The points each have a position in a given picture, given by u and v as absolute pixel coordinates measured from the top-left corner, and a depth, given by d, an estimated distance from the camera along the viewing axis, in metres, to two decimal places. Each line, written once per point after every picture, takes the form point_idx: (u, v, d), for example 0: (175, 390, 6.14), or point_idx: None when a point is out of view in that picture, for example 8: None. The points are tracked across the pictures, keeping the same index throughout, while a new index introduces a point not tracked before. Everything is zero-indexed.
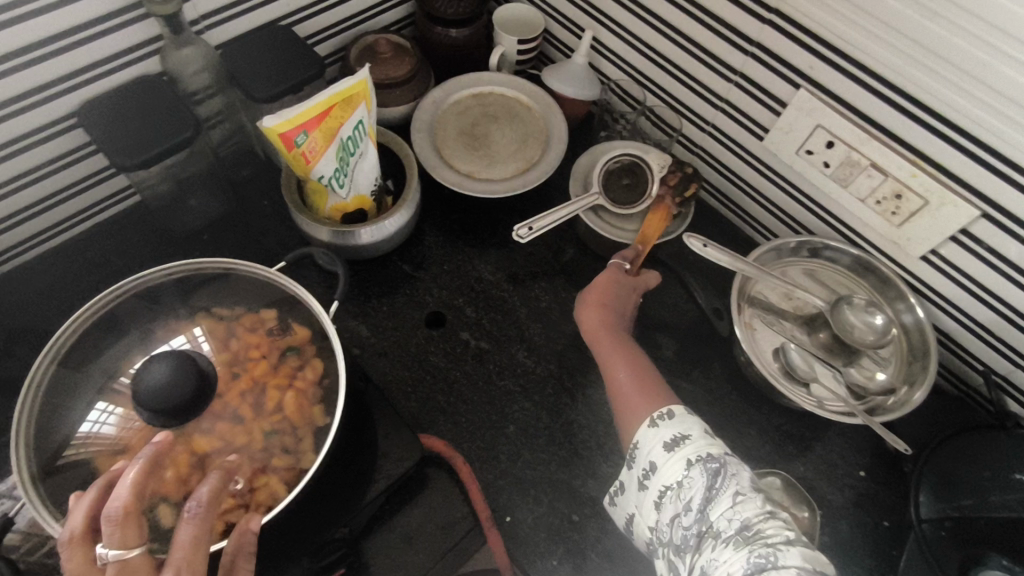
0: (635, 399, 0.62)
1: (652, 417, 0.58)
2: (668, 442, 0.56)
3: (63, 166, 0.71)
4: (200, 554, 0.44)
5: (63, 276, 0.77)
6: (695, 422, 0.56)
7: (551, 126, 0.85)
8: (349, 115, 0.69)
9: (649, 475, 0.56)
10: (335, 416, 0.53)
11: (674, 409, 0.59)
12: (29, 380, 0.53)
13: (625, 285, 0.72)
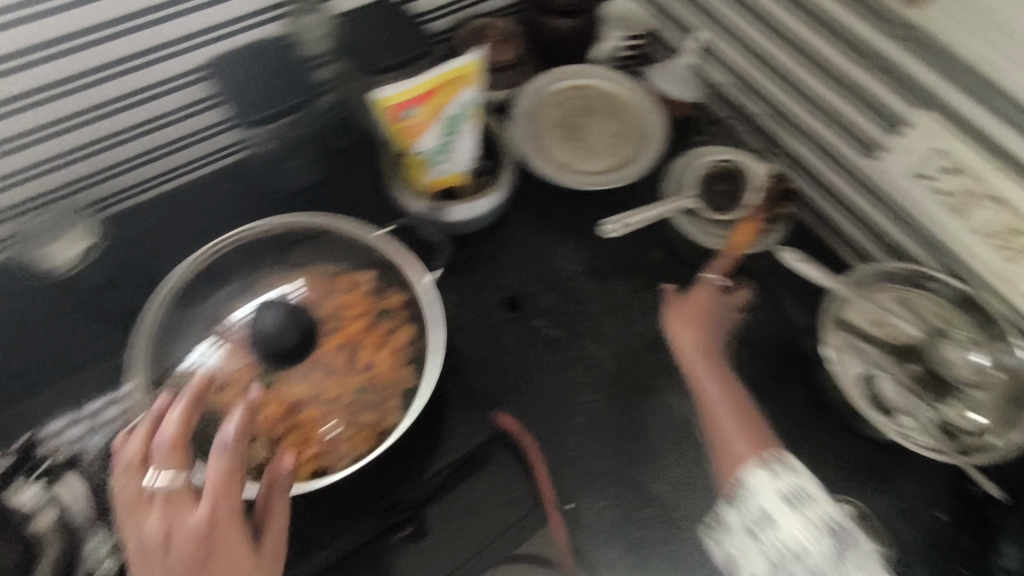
0: (743, 439, 0.60)
1: (769, 466, 0.57)
2: (786, 496, 0.55)
3: (182, 117, 0.75)
4: (231, 484, 0.47)
5: (167, 220, 0.78)
6: (812, 480, 0.56)
7: (651, 125, 0.84)
8: (458, 93, 0.70)
9: (762, 527, 0.55)
10: (428, 379, 0.56)
11: (790, 459, 0.57)
12: (147, 313, 0.58)
13: (718, 301, 0.71)
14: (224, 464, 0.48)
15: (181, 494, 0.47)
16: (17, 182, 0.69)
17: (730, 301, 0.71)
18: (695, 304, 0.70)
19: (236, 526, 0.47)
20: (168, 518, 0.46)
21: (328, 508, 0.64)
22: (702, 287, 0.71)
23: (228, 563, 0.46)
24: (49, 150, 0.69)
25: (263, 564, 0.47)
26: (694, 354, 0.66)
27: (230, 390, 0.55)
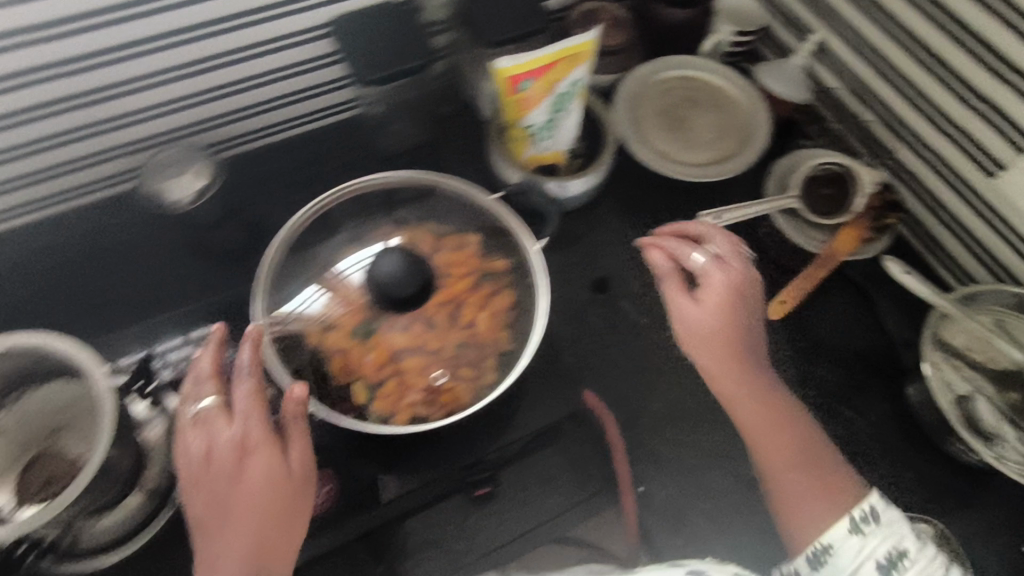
0: (823, 490, 0.56)
1: (855, 522, 0.55)
2: (883, 561, 0.53)
3: (302, 71, 0.77)
4: (260, 406, 0.52)
5: (279, 169, 0.83)
6: (907, 534, 0.54)
7: (756, 122, 0.83)
8: (572, 71, 0.71)
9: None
10: (532, 342, 0.58)
11: (874, 505, 0.56)
12: (266, 258, 0.59)
13: (736, 303, 0.60)
14: (250, 386, 0.53)
15: (221, 416, 0.52)
16: (144, 118, 0.71)
17: (750, 290, 0.61)
18: (723, 324, 0.59)
19: (267, 442, 0.52)
20: (210, 437, 0.52)
21: (392, 453, 0.63)
22: (718, 294, 0.60)
23: (264, 474, 0.51)
24: (176, 92, 0.71)
25: (295, 470, 0.52)
26: (742, 380, 0.60)
27: (341, 332, 0.57)
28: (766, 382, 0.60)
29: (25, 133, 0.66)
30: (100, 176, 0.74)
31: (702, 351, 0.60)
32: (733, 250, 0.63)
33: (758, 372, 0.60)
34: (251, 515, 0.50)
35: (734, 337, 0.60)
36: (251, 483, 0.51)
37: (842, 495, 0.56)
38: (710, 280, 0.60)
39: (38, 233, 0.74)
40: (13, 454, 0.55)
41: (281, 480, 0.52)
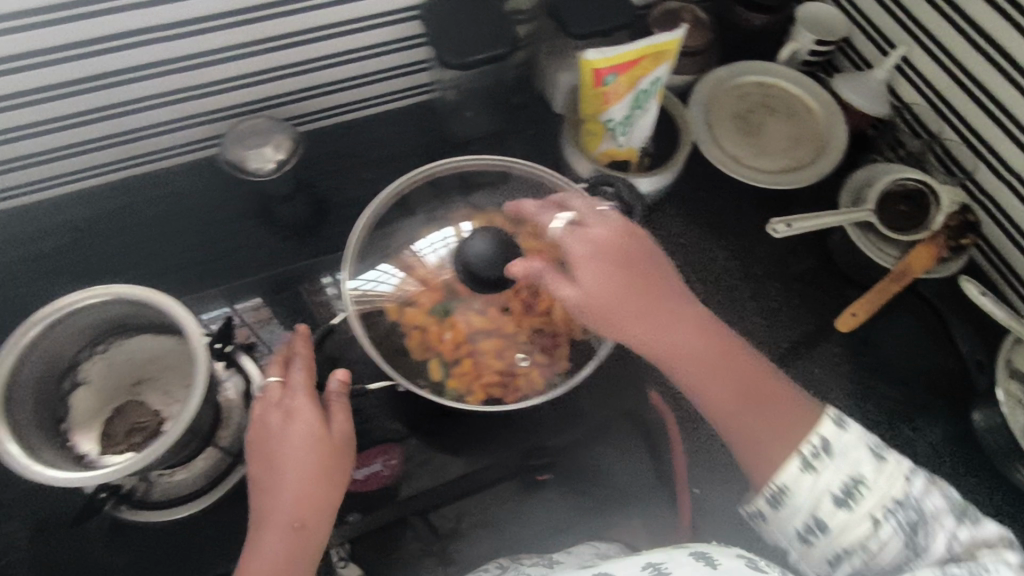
0: (777, 433, 0.52)
1: (806, 459, 0.50)
2: (839, 493, 0.49)
3: (383, 52, 0.78)
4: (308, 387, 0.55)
5: (352, 147, 0.84)
6: (856, 459, 0.50)
7: (830, 133, 0.83)
8: (655, 69, 0.71)
9: (816, 531, 0.50)
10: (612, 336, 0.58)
11: (826, 437, 0.51)
12: (352, 235, 0.59)
13: (614, 256, 0.55)
14: (301, 366, 0.56)
15: (277, 393, 0.56)
16: (228, 88, 0.73)
17: (630, 240, 0.56)
18: (607, 289, 0.54)
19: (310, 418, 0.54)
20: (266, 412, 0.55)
21: (459, 428, 0.62)
22: (593, 263, 0.54)
23: (303, 442, 0.53)
24: (261, 64, 0.72)
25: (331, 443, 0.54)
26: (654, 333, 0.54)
27: (422, 309, 0.58)
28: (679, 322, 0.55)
29: (114, 94, 0.67)
30: (182, 143, 0.76)
31: (607, 320, 0.55)
32: (594, 211, 0.58)
33: (660, 317, 0.55)
34: (291, 480, 0.52)
35: (627, 290, 0.54)
36: (289, 452, 0.53)
37: (794, 430, 0.52)
38: (585, 250, 0.55)
39: (126, 194, 0.77)
40: (98, 403, 0.56)
41: (322, 446, 0.53)
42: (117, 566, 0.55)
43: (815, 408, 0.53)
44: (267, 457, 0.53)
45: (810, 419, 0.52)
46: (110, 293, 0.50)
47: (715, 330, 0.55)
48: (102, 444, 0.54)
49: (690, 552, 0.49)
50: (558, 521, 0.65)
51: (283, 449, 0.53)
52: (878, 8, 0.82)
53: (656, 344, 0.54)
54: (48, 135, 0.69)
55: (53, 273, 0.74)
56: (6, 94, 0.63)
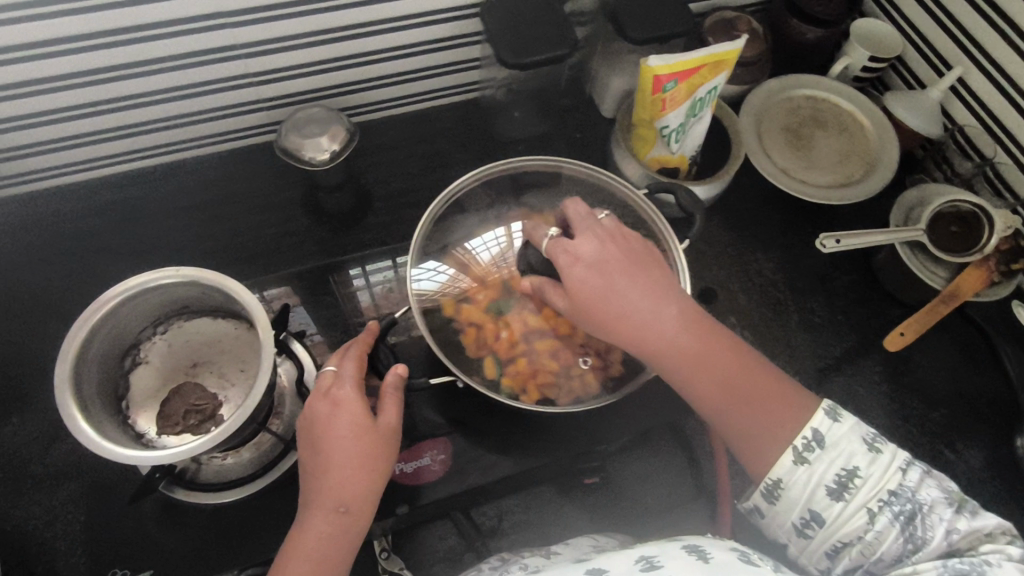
0: (770, 429, 0.51)
1: (798, 451, 0.50)
2: (833, 484, 0.49)
3: (439, 48, 0.78)
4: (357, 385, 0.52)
5: (400, 140, 0.84)
6: (848, 450, 0.49)
7: (881, 150, 0.82)
8: (713, 79, 0.70)
9: (813, 524, 0.50)
10: None
11: (818, 428, 0.50)
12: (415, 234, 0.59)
13: (600, 260, 0.54)
14: (354, 357, 0.53)
15: (326, 389, 0.52)
16: (283, 77, 0.73)
17: (619, 244, 0.55)
18: (593, 293, 0.53)
19: (356, 418, 0.50)
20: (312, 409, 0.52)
21: (511, 429, 0.62)
22: (581, 270, 0.53)
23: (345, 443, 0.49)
24: (318, 55, 0.72)
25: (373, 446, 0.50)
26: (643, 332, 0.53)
27: (480, 307, 0.59)
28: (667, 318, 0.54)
29: (173, 78, 0.68)
30: (236, 129, 0.77)
31: (598, 325, 0.54)
32: (588, 218, 0.56)
33: (647, 315, 0.53)
34: (331, 476, 0.49)
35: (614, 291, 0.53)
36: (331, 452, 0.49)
37: (785, 425, 0.51)
38: (571, 258, 0.54)
39: (181, 177, 0.78)
40: (156, 382, 0.56)
41: (365, 441, 0.50)
42: (171, 546, 0.56)
43: (809, 399, 0.52)
44: (311, 449, 0.50)
45: (803, 412, 0.51)
46: (183, 273, 0.52)
47: (706, 326, 0.54)
48: (159, 424, 0.54)
49: (683, 545, 0.47)
50: (598, 526, 0.65)
51: (325, 444, 0.50)
52: (935, 28, 0.82)
53: (645, 344, 0.53)
54: (107, 115, 0.69)
55: (101, 251, 0.74)
56: (66, 73, 0.63)
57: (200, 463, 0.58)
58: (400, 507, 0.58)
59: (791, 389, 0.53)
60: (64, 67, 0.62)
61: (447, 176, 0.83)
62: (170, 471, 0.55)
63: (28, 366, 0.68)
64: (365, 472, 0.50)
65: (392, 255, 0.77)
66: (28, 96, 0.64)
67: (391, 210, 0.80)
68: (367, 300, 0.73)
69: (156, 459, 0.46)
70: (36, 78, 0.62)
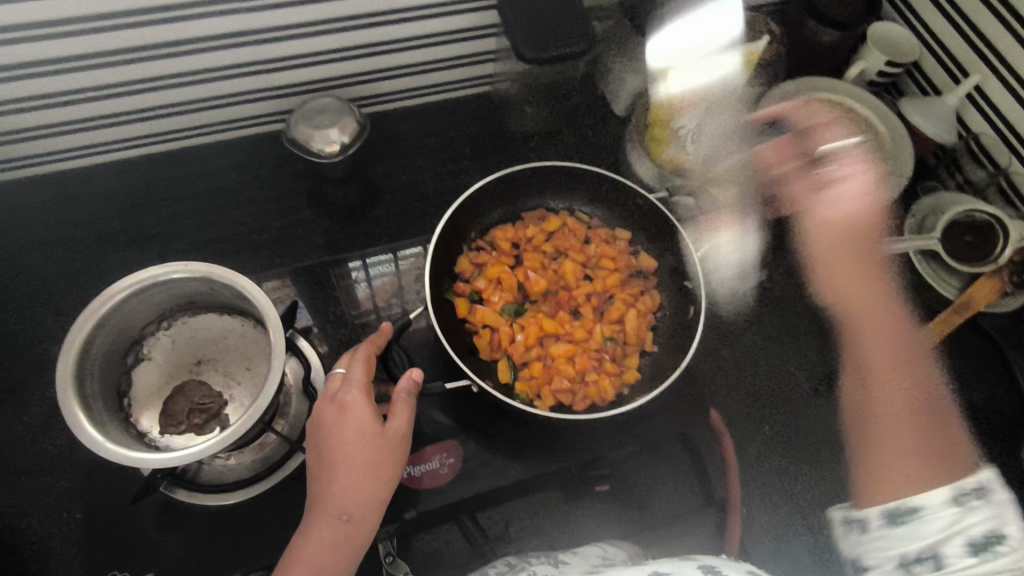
0: (931, 465, 0.48)
1: (958, 494, 0.45)
2: (976, 538, 0.43)
3: (454, 40, 0.76)
4: (367, 387, 0.49)
5: (408, 132, 0.82)
6: (1016, 520, 0.43)
7: (897, 155, 0.80)
8: (733, 79, 0.69)
9: (928, 563, 0.44)
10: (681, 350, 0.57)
11: (988, 486, 0.45)
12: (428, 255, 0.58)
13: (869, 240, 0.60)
14: (364, 357, 0.51)
15: (335, 392, 0.50)
16: (295, 65, 0.71)
17: (868, 232, 0.60)
18: (856, 230, 0.60)
19: (365, 423, 0.48)
20: (320, 413, 0.49)
21: (522, 433, 0.61)
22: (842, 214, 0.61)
23: (355, 447, 0.47)
24: (331, 43, 0.70)
25: (384, 451, 0.48)
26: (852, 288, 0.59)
27: (495, 311, 0.58)
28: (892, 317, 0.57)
29: (181, 63, 0.66)
30: (244, 116, 0.76)
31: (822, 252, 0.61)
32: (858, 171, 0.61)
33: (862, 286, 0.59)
34: (339, 481, 0.46)
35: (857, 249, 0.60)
36: (340, 456, 0.47)
37: (937, 475, 0.47)
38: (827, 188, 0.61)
39: (185, 165, 0.76)
40: (159, 379, 0.54)
41: (376, 447, 0.47)
42: (174, 550, 0.55)
43: (970, 464, 0.47)
44: (320, 454, 0.48)
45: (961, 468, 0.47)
46: (191, 269, 0.50)
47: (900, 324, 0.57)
48: (162, 423, 0.52)
49: (698, 565, 0.47)
50: (606, 533, 0.64)
51: (333, 448, 0.47)
52: (954, 34, 0.81)
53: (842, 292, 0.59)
54: (113, 99, 0.67)
55: (101, 239, 0.72)
56: (73, 54, 0.61)
57: (202, 464, 0.56)
58: (408, 512, 0.57)
59: (951, 442, 0.50)
60: (73, 47, 0.60)
61: (457, 170, 0.81)
62: (171, 472, 0.53)
63: (24, 356, 0.66)
64: (375, 478, 0.47)
65: (392, 250, 0.75)
66: (34, 78, 0.62)
67: (399, 204, 0.78)
68: (364, 293, 0.71)
69: (161, 462, 0.45)
70: (41, 59, 0.60)
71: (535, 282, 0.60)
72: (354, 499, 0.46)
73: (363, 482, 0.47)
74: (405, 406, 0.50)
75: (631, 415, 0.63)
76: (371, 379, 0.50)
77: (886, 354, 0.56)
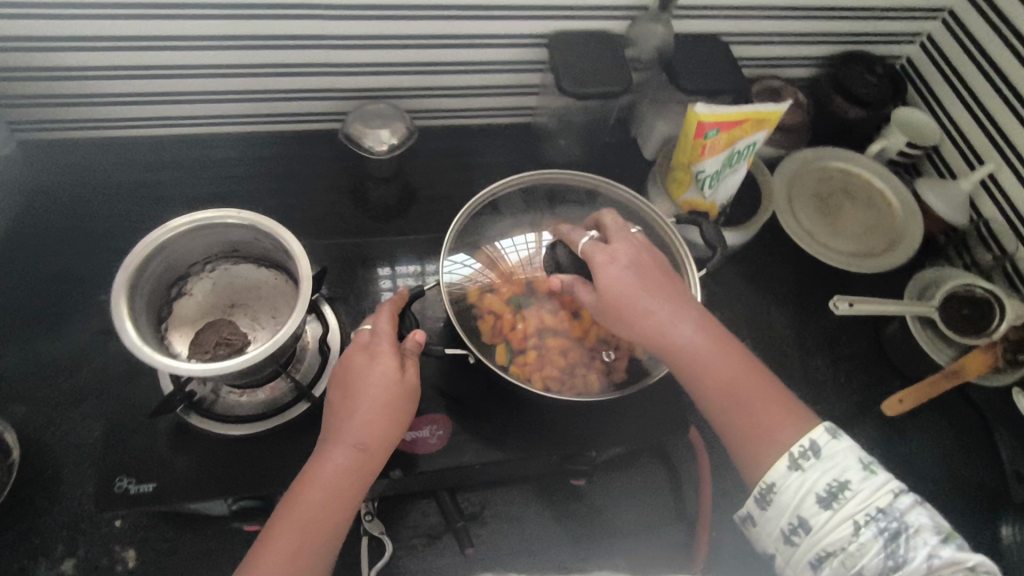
0: (748, 440, 0.53)
1: (794, 456, 0.50)
2: (823, 493, 0.48)
3: (507, 70, 0.85)
4: (382, 338, 0.55)
5: (451, 149, 0.91)
6: (848, 460, 0.49)
7: (906, 229, 0.86)
8: (753, 134, 0.75)
9: (799, 531, 0.49)
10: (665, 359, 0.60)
11: (816, 440, 0.50)
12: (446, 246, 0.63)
13: (631, 282, 0.55)
14: (388, 315, 0.57)
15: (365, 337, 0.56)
16: (361, 73, 0.80)
17: (655, 258, 0.58)
18: (629, 311, 0.55)
19: (371, 371, 0.53)
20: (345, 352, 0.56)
21: (510, 418, 0.64)
22: (604, 270, 0.56)
23: (364, 386, 0.53)
24: (397, 58, 0.79)
25: (382, 397, 0.53)
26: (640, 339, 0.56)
27: (501, 300, 0.63)
28: (693, 354, 0.54)
29: (259, 56, 0.74)
30: (307, 113, 0.84)
31: (625, 323, 0.56)
32: (622, 227, 0.59)
33: (665, 319, 0.55)
34: (351, 411, 0.52)
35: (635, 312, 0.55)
36: (348, 392, 0.53)
37: (784, 429, 0.52)
38: (607, 257, 0.56)
39: (248, 149, 0.85)
40: (196, 313, 0.61)
41: (386, 391, 0.53)
42: (175, 470, 0.58)
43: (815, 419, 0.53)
44: (342, 388, 0.54)
45: (805, 425, 0.52)
46: (243, 217, 0.57)
47: (719, 371, 0.54)
48: (191, 348, 0.58)
49: None
50: (574, 529, 0.67)
51: (351, 384, 0.53)
52: (973, 123, 0.86)
53: (665, 355, 0.56)
54: (191, 81, 0.76)
55: (164, 200, 0.80)
56: (177, 37, 0.70)
57: (218, 395, 0.62)
58: (394, 470, 0.61)
59: (799, 406, 0.54)
60: (173, 30, 0.69)
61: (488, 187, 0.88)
62: (189, 397, 0.59)
63: (77, 289, 0.74)
64: (379, 417, 0.52)
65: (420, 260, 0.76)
66: (133, 53, 0.71)
67: (431, 209, 0.85)
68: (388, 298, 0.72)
69: (188, 369, 0.51)
70: (140, 36, 0.69)
71: (542, 280, 0.63)
72: (355, 432, 0.52)
73: (375, 415, 0.52)
74: (412, 366, 0.55)
75: (619, 422, 0.65)
76: (387, 334, 0.55)
77: (712, 379, 0.54)
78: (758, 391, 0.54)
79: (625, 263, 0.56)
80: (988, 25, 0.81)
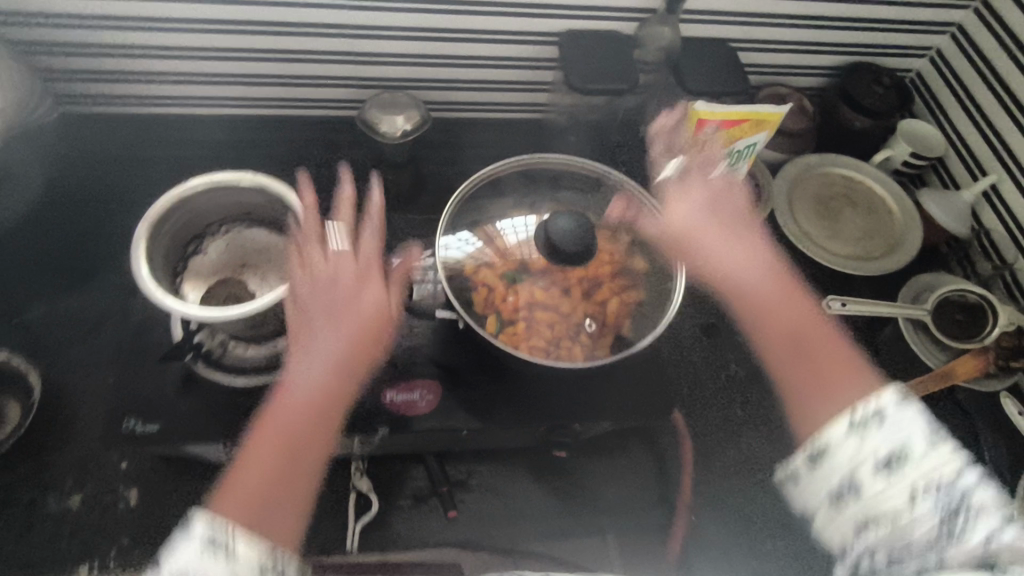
0: (810, 387, 0.57)
1: (856, 417, 0.49)
2: (883, 458, 0.46)
3: (521, 67, 0.88)
4: (369, 264, 0.59)
5: (464, 141, 0.95)
6: (916, 429, 0.46)
7: (904, 236, 0.87)
8: (754, 134, 0.79)
9: (849, 493, 0.47)
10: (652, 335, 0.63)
11: (881, 404, 0.49)
12: (445, 219, 0.67)
13: (703, 216, 0.68)
14: (373, 235, 0.60)
15: (347, 258, 0.59)
16: (383, 64, 0.85)
17: (733, 201, 0.69)
18: (696, 238, 0.67)
19: (359, 293, 0.57)
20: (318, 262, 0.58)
21: (498, 390, 0.67)
22: (681, 202, 0.69)
23: (353, 310, 0.57)
24: (416, 50, 0.83)
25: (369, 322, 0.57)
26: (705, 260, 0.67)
27: (494, 275, 0.65)
28: (754, 283, 0.64)
29: (287, 42, 0.79)
30: (329, 100, 0.89)
31: (693, 249, 0.67)
32: (707, 176, 0.71)
33: (733, 258, 0.66)
34: (333, 330, 0.56)
35: (699, 240, 0.67)
36: (333, 312, 0.56)
37: (846, 387, 0.54)
38: (683, 193, 0.69)
39: (273, 131, 0.90)
40: (210, 271, 0.65)
41: (374, 318, 0.57)
42: (180, 412, 0.62)
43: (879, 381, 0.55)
44: (326, 306, 0.56)
45: (866, 384, 0.54)
46: (258, 181, 0.61)
47: (783, 310, 0.62)
48: (203, 299, 0.63)
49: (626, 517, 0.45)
50: (555, 503, 0.69)
51: (337, 305, 0.56)
52: (978, 136, 0.87)
53: (728, 285, 0.66)
54: (223, 62, 0.80)
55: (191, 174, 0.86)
56: (211, 20, 0.75)
57: (225, 348, 0.65)
58: (381, 428, 0.63)
59: (864, 368, 0.56)
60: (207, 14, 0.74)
61: None
62: (197, 348, 0.63)
63: (103, 249, 0.79)
64: (364, 342, 0.56)
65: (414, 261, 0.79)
66: (169, 34, 0.76)
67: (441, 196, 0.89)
68: None
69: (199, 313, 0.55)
70: (179, 17, 0.74)
71: (538, 259, 0.65)
72: (339, 355, 0.55)
73: (355, 342, 0.56)
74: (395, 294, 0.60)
75: (605, 400, 0.68)
76: (369, 258, 0.59)
77: (772, 311, 0.63)
78: (815, 341, 0.59)
79: (696, 200, 0.69)
80: (996, 40, 0.83)
